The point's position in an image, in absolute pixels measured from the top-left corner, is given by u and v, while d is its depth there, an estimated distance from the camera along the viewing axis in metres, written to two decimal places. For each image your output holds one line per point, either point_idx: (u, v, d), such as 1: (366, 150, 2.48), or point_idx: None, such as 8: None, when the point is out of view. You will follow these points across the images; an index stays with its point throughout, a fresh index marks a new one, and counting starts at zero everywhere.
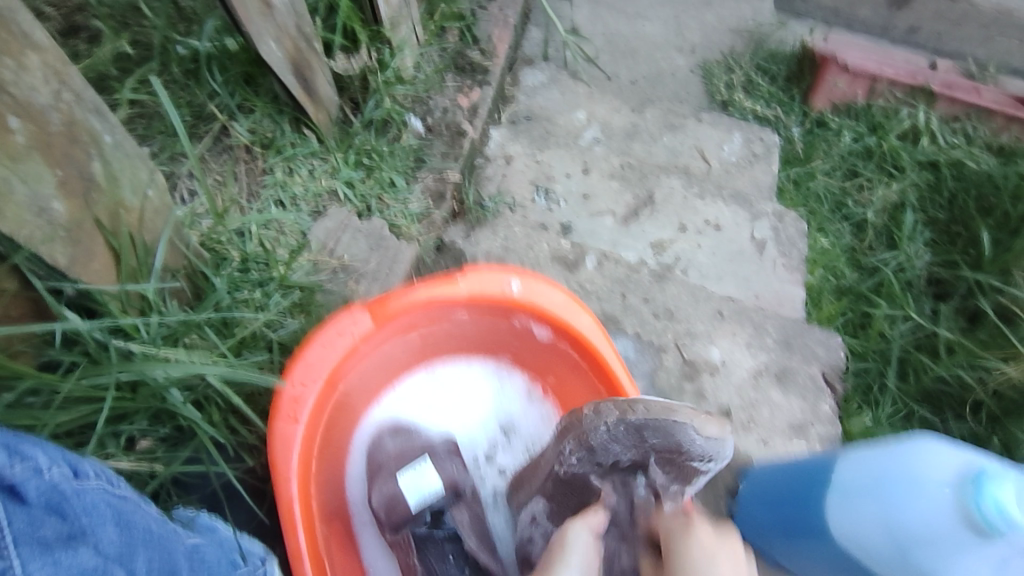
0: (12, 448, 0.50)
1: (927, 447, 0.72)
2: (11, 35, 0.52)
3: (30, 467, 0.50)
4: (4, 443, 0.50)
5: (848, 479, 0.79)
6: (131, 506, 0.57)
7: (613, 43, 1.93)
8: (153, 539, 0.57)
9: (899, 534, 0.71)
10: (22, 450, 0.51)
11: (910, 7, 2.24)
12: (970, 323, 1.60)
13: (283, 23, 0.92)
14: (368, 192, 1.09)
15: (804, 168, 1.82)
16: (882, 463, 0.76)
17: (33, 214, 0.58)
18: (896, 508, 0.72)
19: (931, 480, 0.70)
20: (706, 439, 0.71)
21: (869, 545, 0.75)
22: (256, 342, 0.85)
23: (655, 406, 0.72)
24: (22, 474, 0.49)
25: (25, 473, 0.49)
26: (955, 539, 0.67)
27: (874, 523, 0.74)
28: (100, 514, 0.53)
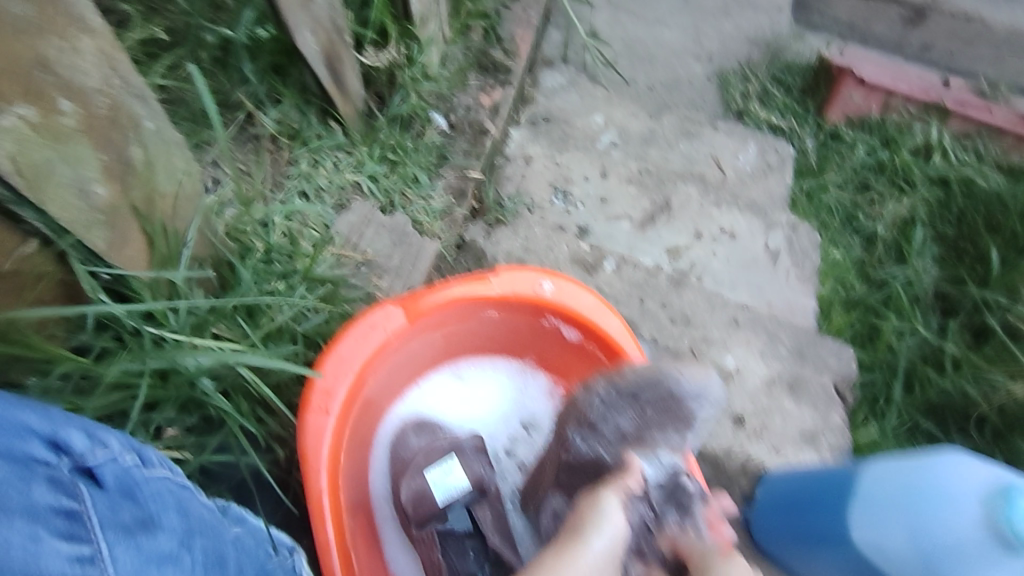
0: (93, 434, 0.55)
1: (959, 461, 0.78)
2: (65, 16, 0.52)
3: (109, 453, 0.55)
4: (83, 429, 0.55)
5: (877, 489, 0.83)
6: (189, 496, 0.61)
7: (632, 48, 1.94)
8: (207, 527, 0.60)
9: (925, 544, 0.76)
10: (99, 436, 0.56)
11: (924, 25, 2.26)
12: (976, 340, 1.61)
13: (319, 15, 0.93)
14: (392, 186, 1.09)
15: (817, 180, 1.83)
16: (913, 474, 0.80)
17: (75, 196, 0.58)
18: (927, 517, 0.77)
19: (966, 496, 0.76)
20: (689, 378, 0.81)
21: (893, 554, 0.79)
22: (282, 334, 0.85)
23: (641, 371, 0.81)
24: (101, 460, 0.54)
25: (103, 459, 0.54)
26: (982, 550, 0.73)
27: (904, 534, 0.78)
28: (163, 500, 0.57)
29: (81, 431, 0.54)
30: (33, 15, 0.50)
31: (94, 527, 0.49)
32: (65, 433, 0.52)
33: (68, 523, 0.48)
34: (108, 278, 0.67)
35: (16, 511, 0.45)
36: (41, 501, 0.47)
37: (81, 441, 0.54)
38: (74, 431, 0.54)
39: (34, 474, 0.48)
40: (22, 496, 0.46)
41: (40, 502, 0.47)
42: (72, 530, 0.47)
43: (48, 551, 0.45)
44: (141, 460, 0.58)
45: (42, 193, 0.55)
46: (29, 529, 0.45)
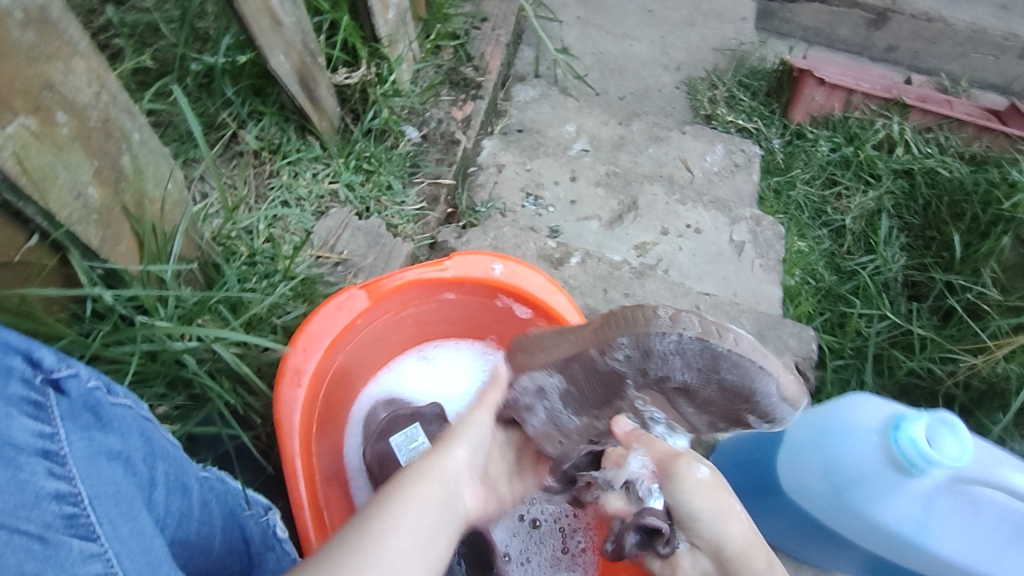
0: (62, 356, 0.61)
1: (859, 398, 0.79)
2: (62, 42, 0.61)
3: (74, 373, 0.61)
4: (54, 352, 0.62)
5: (793, 437, 0.86)
6: (154, 427, 0.69)
7: (603, 62, 2.04)
8: (171, 459, 0.68)
9: (836, 477, 0.79)
10: (71, 361, 0.62)
11: (887, 26, 2.36)
12: (943, 321, 1.68)
13: (291, 38, 1.00)
14: (367, 194, 1.18)
15: (784, 178, 1.91)
16: (822, 417, 0.82)
17: (72, 197, 0.67)
18: (835, 456, 0.79)
19: (862, 429, 0.77)
20: (784, 398, 0.74)
21: (813, 488, 0.83)
22: (262, 325, 0.95)
23: (744, 344, 0.71)
24: (68, 377, 0.61)
25: (69, 375, 0.60)
26: (882, 477, 0.75)
27: (817, 471, 0.82)
28: (127, 425, 0.64)
29: (53, 352, 0.61)
30: (36, 42, 0.58)
31: (57, 418, 0.58)
32: (40, 351, 0.60)
33: (36, 411, 0.57)
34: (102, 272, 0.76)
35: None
36: (15, 392, 0.56)
37: (51, 358, 0.60)
38: (47, 351, 0.61)
39: (12, 375, 0.57)
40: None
41: (14, 394, 0.56)
42: (38, 424, 0.56)
43: (16, 426, 0.54)
44: (110, 389, 0.65)
45: (44, 193, 0.63)
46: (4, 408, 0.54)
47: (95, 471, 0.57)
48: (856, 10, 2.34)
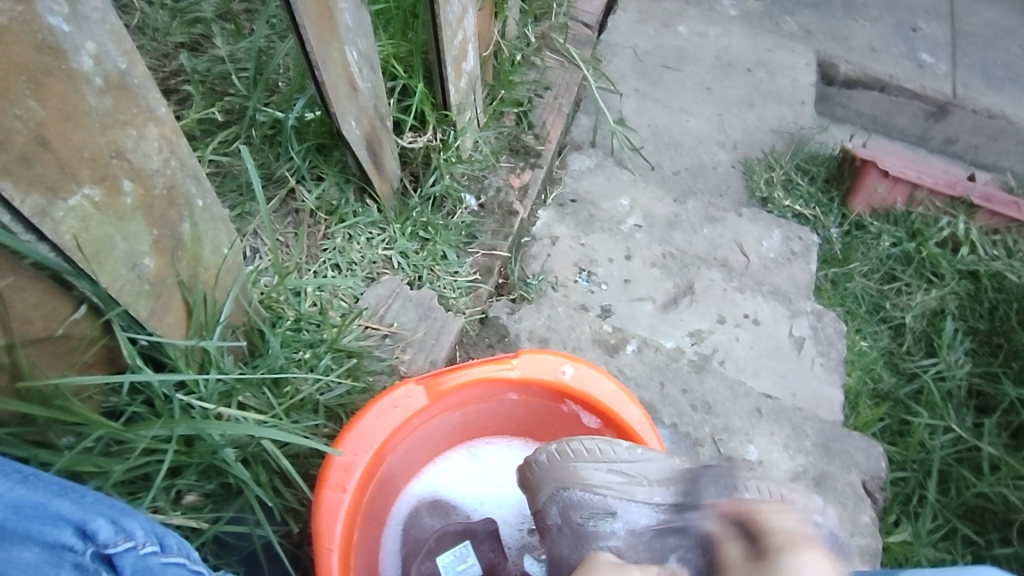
0: (118, 523, 0.53)
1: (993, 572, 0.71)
2: (139, 108, 0.57)
3: (130, 544, 0.52)
4: (111, 516, 0.53)
5: None
6: None
7: (658, 135, 1.85)
8: None
9: None
10: (125, 523, 0.53)
11: (948, 119, 2.16)
12: (1014, 440, 1.51)
13: (364, 104, 0.97)
14: (420, 263, 1.13)
15: (843, 269, 1.75)
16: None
17: (126, 269, 0.63)
18: None
19: None
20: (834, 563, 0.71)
21: None
22: (304, 405, 0.87)
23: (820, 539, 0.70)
24: (122, 551, 0.52)
25: (124, 549, 0.52)
26: None
27: None
28: None
29: (109, 516, 0.53)
30: (112, 108, 0.55)
31: None
32: (93, 522, 0.51)
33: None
34: (146, 345, 0.71)
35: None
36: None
37: (106, 530, 0.52)
38: (100, 518, 0.52)
39: (60, 561, 0.49)
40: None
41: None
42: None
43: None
44: (163, 545, 0.56)
45: (99, 267, 0.60)
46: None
47: None
48: (916, 101, 2.14)
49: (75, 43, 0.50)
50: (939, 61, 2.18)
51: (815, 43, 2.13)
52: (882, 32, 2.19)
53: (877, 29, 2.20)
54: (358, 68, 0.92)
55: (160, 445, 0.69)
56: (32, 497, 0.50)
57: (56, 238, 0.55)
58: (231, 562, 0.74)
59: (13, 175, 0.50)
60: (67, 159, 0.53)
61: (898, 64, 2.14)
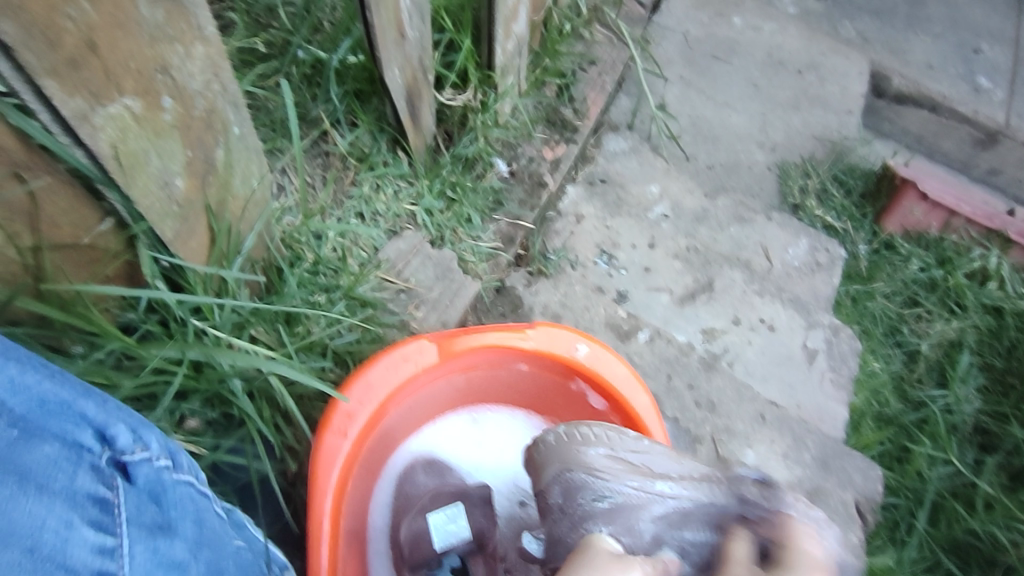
0: (138, 433, 0.52)
1: None
2: (189, 26, 0.56)
3: (146, 455, 0.52)
4: (130, 424, 0.52)
5: None
6: (207, 506, 0.58)
7: (697, 126, 1.79)
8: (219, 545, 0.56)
9: None
10: (143, 433, 0.53)
11: (996, 149, 2.09)
12: (1012, 482, 1.48)
13: (409, 53, 0.95)
14: (444, 223, 1.11)
15: (864, 287, 1.70)
16: None
17: (158, 187, 0.62)
18: None
19: None
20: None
21: None
22: (313, 347, 0.87)
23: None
24: (139, 461, 0.51)
25: (141, 459, 0.51)
26: None
27: None
28: (183, 509, 0.54)
29: (129, 425, 0.52)
30: (162, 21, 0.53)
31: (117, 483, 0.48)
32: (113, 426, 0.50)
33: (101, 512, 0.45)
34: (167, 266, 0.71)
35: (59, 494, 0.43)
36: (81, 487, 0.45)
37: (126, 436, 0.51)
38: (121, 424, 0.51)
39: (80, 459, 0.46)
40: (66, 480, 0.44)
41: (80, 488, 0.45)
42: (102, 520, 0.45)
43: (77, 539, 0.42)
44: (174, 463, 0.55)
45: (130, 179, 0.59)
46: (65, 515, 0.42)
47: None
48: (966, 126, 2.08)
49: None
50: (996, 87, 2.10)
51: (871, 52, 2.07)
52: (943, 50, 2.12)
53: (937, 46, 2.12)
54: (408, 15, 0.90)
55: (171, 367, 0.68)
56: (62, 393, 0.48)
57: (93, 146, 0.54)
58: (227, 492, 0.74)
59: (59, 76, 0.49)
60: (114, 66, 0.52)
61: (954, 85, 2.07)
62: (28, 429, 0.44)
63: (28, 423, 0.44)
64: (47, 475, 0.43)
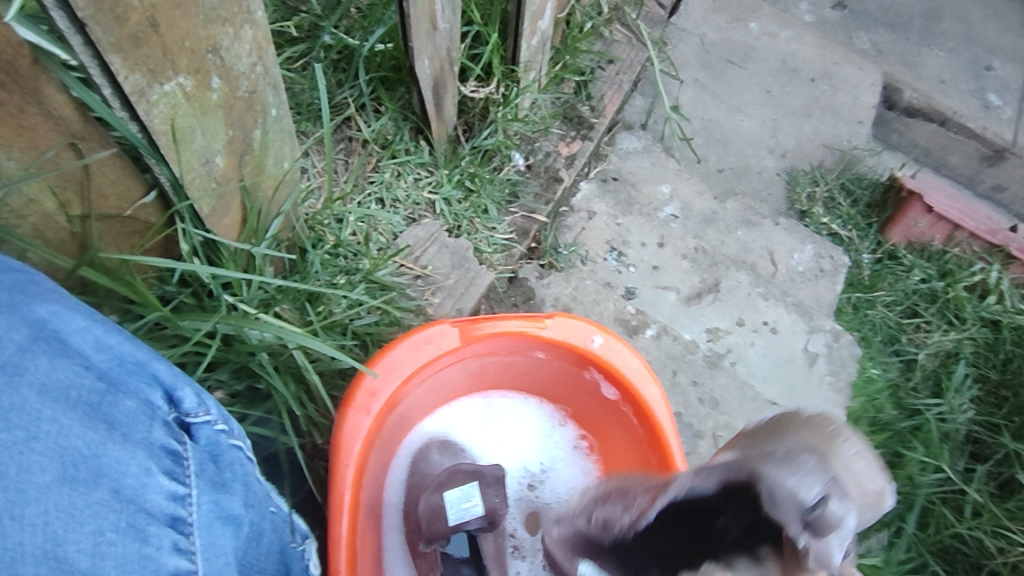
0: (203, 397, 0.56)
1: None
2: (240, 9, 0.58)
3: (208, 418, 0.55)
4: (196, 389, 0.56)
5: None
6: (256, 471, 0.61)
7: (709, 129, 1.81)
8: (261, 507, 0.60)
9: None
10: (205, 398, 0.57)
11: (1002, 165, 2.11)
12: (1001, 491, 1.51)
13: (439, 44, 0.97)
14: (461, 213, 1.13)
15: (866, 295, 1.73)
16: None
17: (200, 163, 0.64)
18: None
19: None
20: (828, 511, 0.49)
21: None
22: (333, 327, 0.89)
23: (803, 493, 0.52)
24: (201, 423, 0.55)
25: (203, 421, 0.55)
26: None
27: None
28: (236, 472, 0.57)
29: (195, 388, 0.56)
30: (218, 4, 0.55)
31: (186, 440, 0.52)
32: (181, 390, 0.54)
33: (173, 463, 0.50)
34: (202, 241, 0.73)
35: (138, 443, 0.49)
36: (156, 439, 0.50)
37: (190, 400, 0.55)
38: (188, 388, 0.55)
39: (154, 415, 0.51)
40: (144, 431, 0.50)
41: (155, 440, 0.50)
42: (173, 470, 0.50)
43: (152, 484, 0.48)
44: (230, 427, 0.58)
45: (177, 155, 0.61)
46: (144, 462, 0.48)
47: (209, 536, 0.50)
48: (973, 141, 2.10)
49: None
50: (1006, 105, 2.12)
51: (884, 64, 2.09)
52: (955, 65, 2.14)
53: (950, 61, 2.14)
54: (441, 7, 0.92)
55: (203, 339, 0.71)
56: (138, 354, 0.53)
57: (147, 120, 0.56)
58: (251, 460, 0.77)
59: (123, 51, 0.51)
60: (171, 45, 0.54)
61: (964, 100, 2.10)
62: (112, 383, 0.50)
63: (112, 379, 0.50)
64: (129, 424, 0.49)
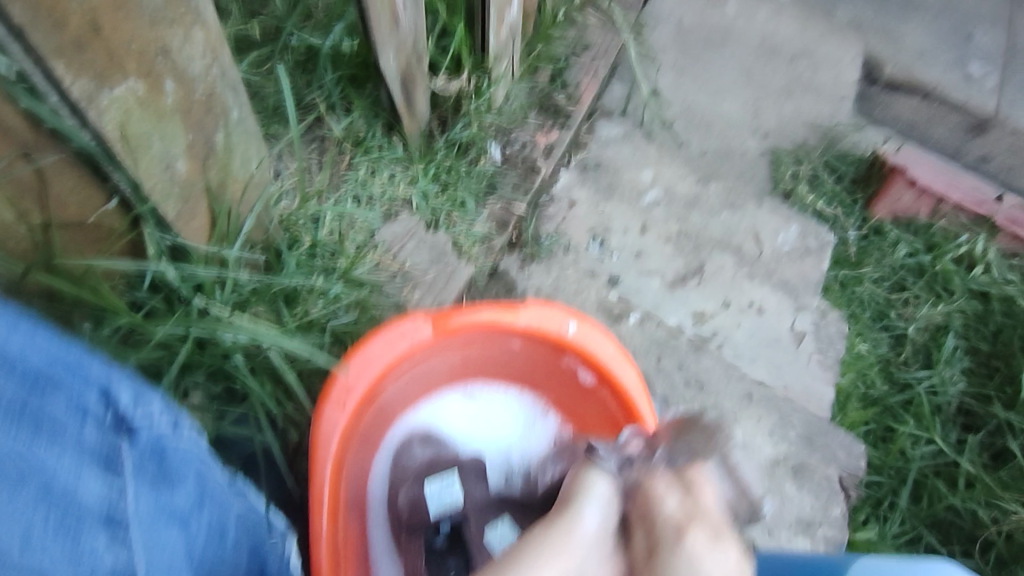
0: (142, 392, 0.51)
1: None
2: (187, 10, 0.58)
3: (150, 413, 0.52)
4: (134, 383, 0.51)
5: None
6: (209, 464, 0.60)
7: (690, 113, 1.81)
8: (217, 500, 0.60)
9: None
10: (146, 393, 0.52)
11: (986, 136, 2.10)
12: (993, 461, 1.52)
13: (404, 39, 0.97)
14: (439, 207, 1.13)
15: (853, 272, 1.73)
16: None
17: (160, 168, 0.64)
18: None
19: None
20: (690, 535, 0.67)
21: None
22: (311, 325, 0.89)
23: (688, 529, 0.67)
24: (143, 417, 0.51)
25: (144, 418, 0.51)
26: None
27: None
28: (187, 470, 0.55)
29: (133, 382, 0.51)
30: (162, 6, 0.55)
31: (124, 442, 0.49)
32: (118, 385, 0.49)
33: (107, 468, 0.47)
34: (170, 246, 0.73)
35: (69, 449, 0.45)
36: (90, 443, 0.46)
37: (128, 394, 0.50)
38: (125, 383, 0.50)
39: (87, 416, 0.47)
40: (76, 434, 0.45)
41: (87, 442, 0.46)
42: (109, 473, 0.47)
43: (86, 491, 0.45)
44: (179, 422, 0.55)
45: (134, 160, 0.61)
46: (75, 468, 0.45)
47: (154, 538, 0.50)
48: (957, 113, 2.09)
49: None
50: (988, 75, 2.11)
51: (864, 40, 2.08)
52: (936, 38, 2.14)
53: (930, 33, 2.14)
54: (402, 1, 0.92)
55: (175, 343, 0.71)
56: (66, 350, 0.46)
57: (99, 127, 0.56)
58: (231, 462, 0.77)
59: (66, 57, 0.51)
60: (118, 50, 0.54)
61: (946, 72, 2.08)
62: (37, 382, 0.44)
63: (38, 378, 0.44)
64: (57, 429, 0.44)
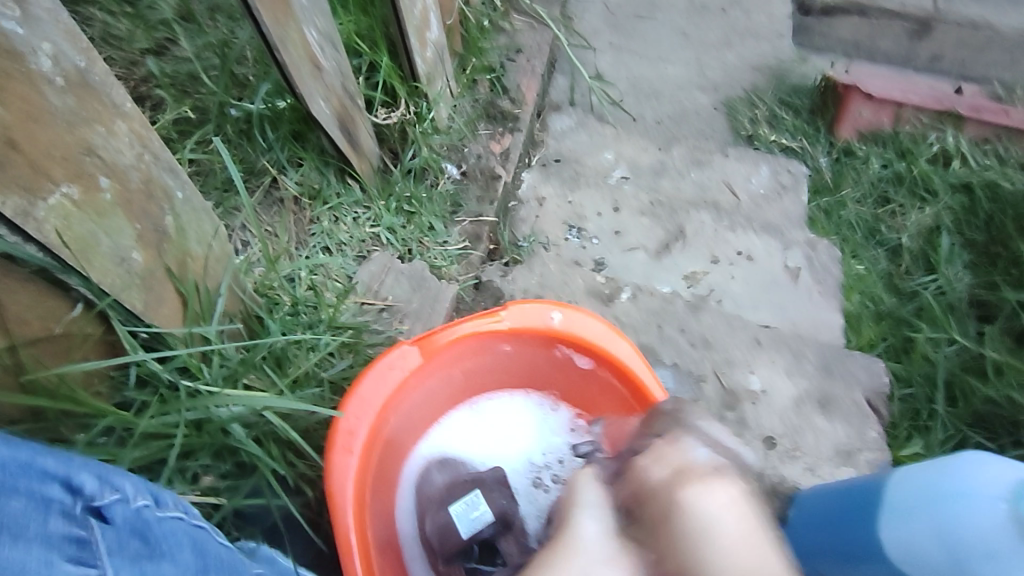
0: (106, 477, 0.55)
1: None
2: (104, 105, 0.59)
3: (120, 496, 0.55)
4: (97, 471, 0.55)
5: None
6: (205, 536, 0.63)
7: (637, 86, 1.80)
8: (222, 566, 0.62)
9: None
10: (113, 478, 0.56)
11: (931, 36, 2.06)
12: (1018, 345, 1.50)
13: (330, 83, 0.99)
14: (409, 236, 1.14)
15: (834, 197, 1.72)
16: None
17: (114, 263, 0.65)
18: None
19: None
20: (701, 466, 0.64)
21: None
22: (308, 380, 0.90)
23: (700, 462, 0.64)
24: (114, 502, 0.55)
25: (114, 501, 0.54)
26: None
27: None
28: (177, 541, 0.58)
29: (95, 472, 0.55)
30: (76, 106, 0.57)
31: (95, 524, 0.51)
32: (79, 475, 0.53)
33: (79, 550, 0.49)
34: (146, 337, 0.74)
35: (34, 539, 0.46)
36: (56, 530, 0.48)
37: (92, 482, 0.54)
38: (87, 473, 0.54)
39: (50, 508, 0.49)
40: (40, 526, 0.47)
41: (55, 531, 0.48)
42: (82, 555, 0.49)
43: (61, 574, 0.46)
44: (155, 500, 0.59)
45: (88, 262, 0.62)
46: (44, 555, 0.46)
47: None
48: (896, 21, 2.07)
49: (32, 46, 0.52)
50: None
51: None
52: None
53: None
54: (319, 47, 0.94)
55: (169, 429, 0.72)
56: (17, 453, 0.50)
57: (42, 237, 0.57)
58: (254, 533, 0.78)
59: None
60: (40, 158, 0.55)
61: None
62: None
63: None
64: (20, 523, 0.46)
